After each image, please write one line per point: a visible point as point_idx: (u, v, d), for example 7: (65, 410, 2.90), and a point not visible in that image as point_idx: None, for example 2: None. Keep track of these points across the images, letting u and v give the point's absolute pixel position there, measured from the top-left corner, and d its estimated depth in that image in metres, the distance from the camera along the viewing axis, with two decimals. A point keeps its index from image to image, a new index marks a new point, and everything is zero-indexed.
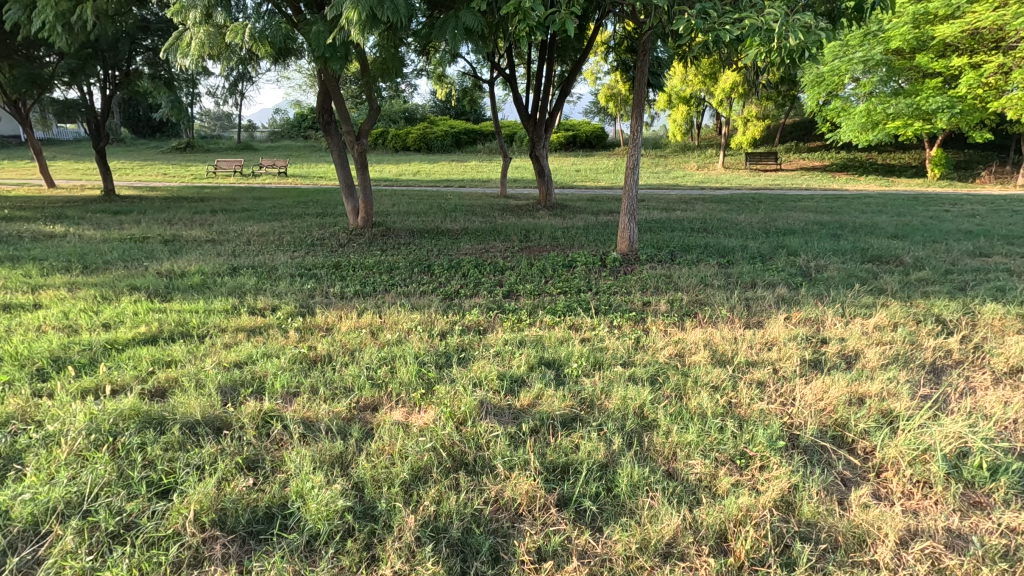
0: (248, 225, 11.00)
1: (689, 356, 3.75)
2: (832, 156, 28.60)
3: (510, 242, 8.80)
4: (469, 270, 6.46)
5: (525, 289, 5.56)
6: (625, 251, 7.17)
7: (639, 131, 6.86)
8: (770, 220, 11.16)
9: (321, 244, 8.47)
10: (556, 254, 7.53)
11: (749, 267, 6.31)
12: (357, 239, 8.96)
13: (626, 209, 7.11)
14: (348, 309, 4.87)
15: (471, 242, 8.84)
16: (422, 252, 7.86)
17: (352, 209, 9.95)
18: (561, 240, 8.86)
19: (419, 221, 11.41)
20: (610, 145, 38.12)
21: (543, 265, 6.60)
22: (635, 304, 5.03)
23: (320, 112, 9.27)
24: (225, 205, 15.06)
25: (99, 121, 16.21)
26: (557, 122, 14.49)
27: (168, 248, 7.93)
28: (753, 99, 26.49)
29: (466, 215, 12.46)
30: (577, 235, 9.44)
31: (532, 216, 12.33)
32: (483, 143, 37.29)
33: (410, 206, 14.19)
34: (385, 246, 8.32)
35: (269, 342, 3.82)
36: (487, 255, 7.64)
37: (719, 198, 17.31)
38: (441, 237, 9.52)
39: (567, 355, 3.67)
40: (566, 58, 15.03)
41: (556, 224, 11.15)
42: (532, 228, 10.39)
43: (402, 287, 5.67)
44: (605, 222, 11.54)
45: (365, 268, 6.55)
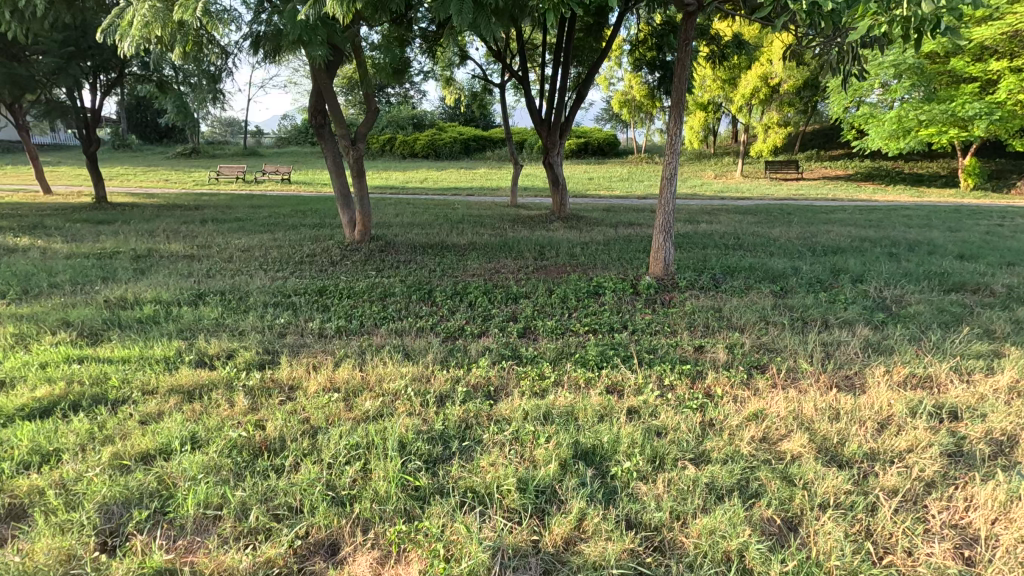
0: (236, 238, 10.07)
1: (780, 442, 2.71)
2: (857, 165, 27.40)
3: (524, 261, 7.81)
4: (476, 298, 5.48)
5: (545, 327, 4.55)
6: (659, 274, 6.15)
7: (678, 135, 5.83)
8: (810, 236, 10.10)
9: (310, 262, 7.50)
10: (578, 277, 6.53)
11: (810, 298, 5.29)
12: (353, 256, 7.99)
13: (661, 226, 6.11)
14: (326, 356, 3.88)
15: (479, 260, 7.87)
16: (424, 273, 6.87)
17: (349, 221, 8.96)
18: (581, 258, 7.86)
19: (423, 234, 10.43)
20: (623, 153, 37.14)
21: (565, 292, 5.60)
22: (686, 352, 4.00)
23: (314, 114, 8.27)
24: (219, 214, 14.21)
25: (90, 125, 15.33)
26: (572, 126, 13.44)
27: (135, 267, 6.98)
28: (775, 105, 25.40)
29: (474, 227, 11.49)
30: (599, 252, 8.44)
31: (546, 229, 11.34)
32: (492, 151, 36.39)
33: (414, 217, 13.23)
34: (382, 265, 7.35)
35: (204, 416, 2.82)
36: (498, 277, 6.66)
37: (744, 209, 16.23)
38: (445, 253, 8.51)
39: (611, 442, 2.64)
40: (582, 60, 14.07)
41: (574, 238, 10.16)
42: (547, 244, 9.38)
43: (396, 322, 4.69)
44: (626, 236, 10.54)
45: (355, 295, 5.58)
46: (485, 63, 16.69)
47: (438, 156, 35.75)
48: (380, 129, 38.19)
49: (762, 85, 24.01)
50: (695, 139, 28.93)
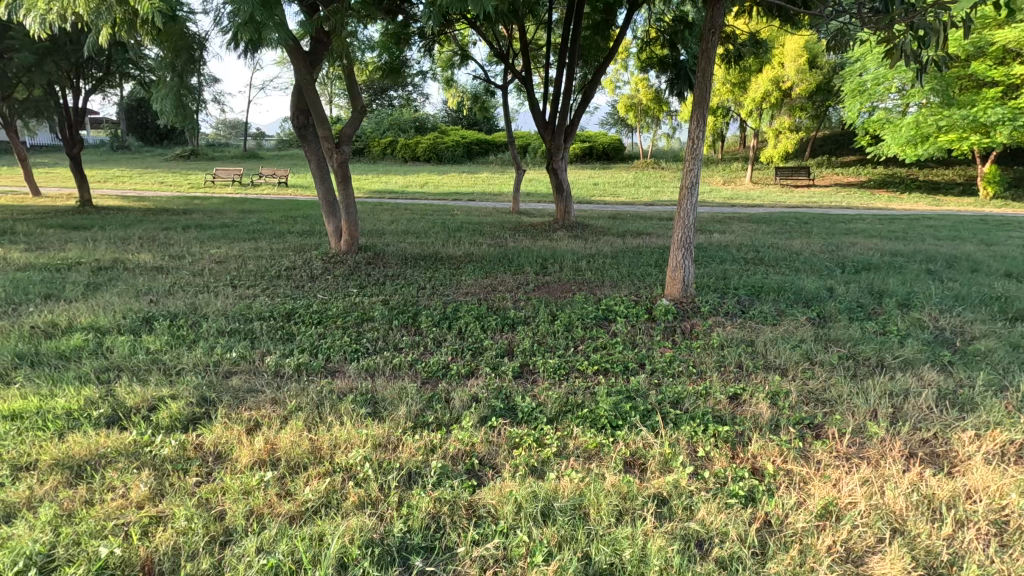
0: (215, 246, 9.37)
1: (867, 562, 1.97)
2: (870, 172, 26.62)
3: (524, 276, 7.10)
4: (466, 323, 4.75)
5: (546, 365, 3.82)
6: (677, 296, 5.42)
7: (702, 138, 5.07)
8: (834, 249, 9.34)
9: (287, 277, 6.79)
10: (584, 297, 5.80)
11: (855, 328, 4.53)
12: (336, 268, 7.31)
13: (679, 241, 5.37)
14: (275, 407, 3.15)
15: (475, 274, 7.15)
16: (412, 290, 6.16)
17: (334, 230, 8.22)
18: (587, 274, 7.13)
19: (417, 244, 9.72)
20: (628, 158, 36.42)
21: (570, 318, 4.87)
22: (719, 404, 3.26)
23: (297, 113, 7.56)
24: (205, 219, 13.53)
25: (73, 123, 14.64)
26: (577, 129, 12.71)
27: (90, 282, 6.27)
28: (786, 109, 24.64)
29: (472, 236, 10.78)
30: (606, 266, 7.73)
31: (549, 239, 10.62)
32: (495, 154, 35.73)
33: (409, 224, 12.52)
34: (368, 281, 6.64)
35: (81, 513, 2.09)
36: (494, 297, 5.93)
37: (757, 217, 15.49)
38: (439, 266, 7.80)
39: (633, 563, 1.90)
40: (588, 61, 13.40)
41: (578, 249, 9.42)
42: (550, 256, 8.63)
43: (369, 357, 3.97)
44: (635, 247, 9.79)
45: (328, 319, 4.85)
46: (488, 63, 16.00)
47: (440, 159, 35.09)
48: (381, 131, 37.51)
49: (774, 88, 23.28)
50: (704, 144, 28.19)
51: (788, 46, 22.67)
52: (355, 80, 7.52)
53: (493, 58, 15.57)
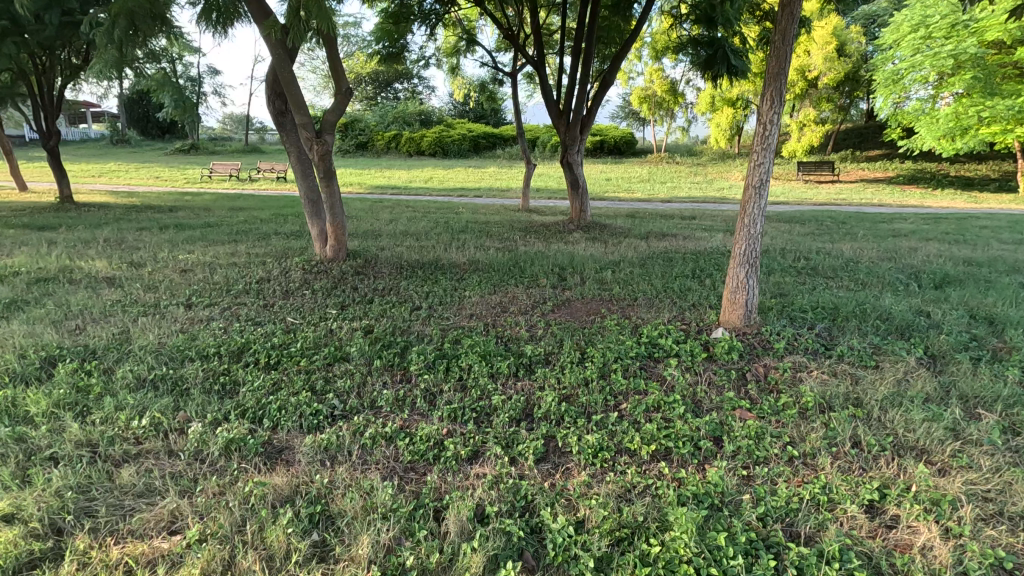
0: (188, 250, 8.30)
1: None
2: (897, 167, 25.25)
3: (539, 290, 5.97)
4: (470, 364, 3.64)
5: (581, 441, 2.70)
6: (736, 324, 4.28)
7: (778, 122, 3.90)
8: (893, 255, 8.16)
9: (258, 292, 5.72)
10: (615, 322, 4.67)
11: (986, 377, 3.40)
12: (317, 280, 6.21)
13: (741, 255, 4.22)
14: (171, 532, 2.05)
15: (481, 288, 6.03)
16: (404, 310, 5.07)
17: (319, 233, 7.09)
18: (614, 288, 6.00)
19: (415, 248, 8.60)
20: (641, 152, 35.10)
21: (602, 358, 3.74)
22: (852, 525, 2.14)
23: (274, 97, 6.51)
24: (189, 218, 12.46)
25: (48, 113, 13.58)
26: (595, 118, 11.50)
27: (16, 300, 5.20)
28: (811, 100, 23.32)
29: (478, 239, 9.65)
30: (633, 277, 6.59)
31: (563, 242, 9.50)
32: (502, 149, 34.53)
33: (408, 224, 11.40)
34: (352, 297, 5.56)
35: None
36: (505, 321, 4.82)
37: (788, 215, 14.28)
38: (439, 276, 6.69)
39: None
40: (607, 46, 12.21)
41: (599, 255, 8.28)
42: (567, 263, 7.50)
43: (335, 426, 2.86)
44: (663, 252, 8.65)
45: (291, 357, 3.74)
46: (496, 50, 14.84)
47: (446, 154, 33.96)
48: (385, 125, 36.30)
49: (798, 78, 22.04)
50: (722, 138, 26.71)
51: (815, 33, 21.37)
52: (339, 57, 6.36)
53: (502, 45, 14.41)
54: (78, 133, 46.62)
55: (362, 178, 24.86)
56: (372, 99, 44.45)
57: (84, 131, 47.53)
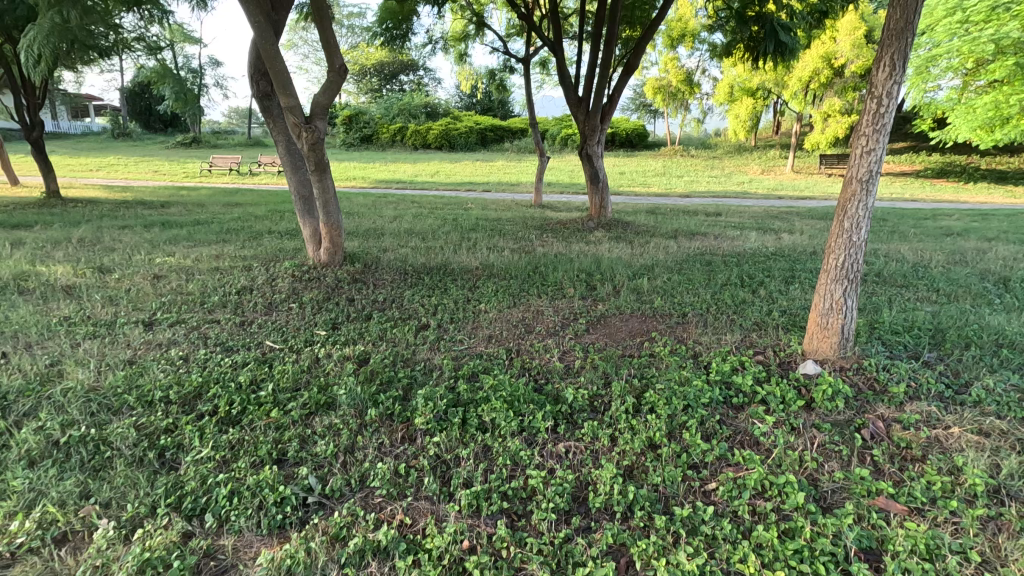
0: (168, 252, 7.46)
1: None
2: (925, 160, 24.13)
3: (566, 304, 5.09)
4: (493, 415, 2.77)
5: (668, 563, 1.84)
6: (828, 356, 3.37)
7: (898, 95, 2.96)
8: (960, 257, 7.24)
9: (237, 305, 4.87)
10: (668, 348, 3.79)
11: None
12: (306, 289, 5.34)
13: (837, 269, 3.29)
14: None
15: (498, 301, 5.15)
16: (407, 331, 4.20)
17: (312, 233, 6.20)
18: (655, 300, 5.12)
19: (421, 250, 7.73)
20: (653, 145, 34.06)
21: (667, 406, 2.86)
22: None
23: (256, 76, 5.58)
24: (179, 215, 11.65)
25: (30, 103, 12.74)
26: (617, 105, 10.54)
27: None
28: (836, 89, 22.24)
29: (490, 238, 8.77)
30: (674, 286, 5.70)
31: (584, 242, 8.61)
32: (510, 142, 33.60)
33: (414, 222, 10.52)
34: (347, 312, 4.70)
35: None
36: (532, 345, 3.94)
37: (821, 212, 13.32)
38: (449, 285, 5.83)
39: None
40: (630, 28, 11.23)
41: (627, 257, 7.40)
42: (593, 267, 6.63)
43: (308, 528, 2.01)
44: (698, 255, 7.75)
45: (259, 403, 2.88)
46: (508, 34, 13.89)
47: (452, 147, 33.06)
48: (389, 117, 35.46)
49: (824, 66, 20.99)
50: (741, 130, 25.78)
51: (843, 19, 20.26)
52: (332, 28, 5.43)
53: (515, 29, 13.48)
54: (79, 126, 46.03)
55: (366, 171, 24.04)
56: (377, 92, 43.59)
57: (86, 125, 46.96)
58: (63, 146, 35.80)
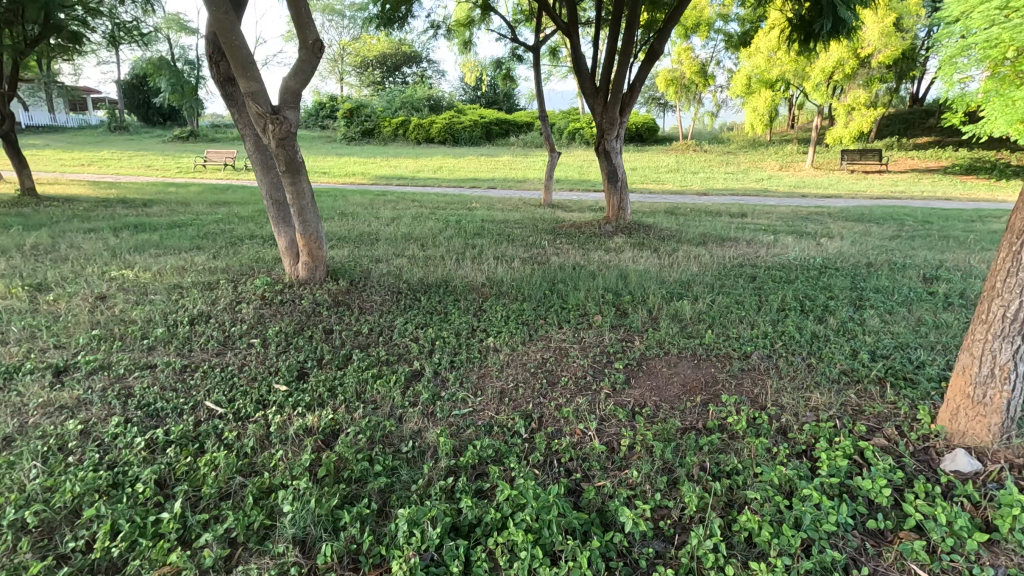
0: (128, 262, 6.49)
1: None
2: (952, 156, 23.05)
3: (595, 338, 4.12)
4: (513, 563, 1.82)
5: None
6: (984, 443, 2.38)
7: None
8: None
9: (184, 340, 3.92)
10: (744, 416, 2.82)
11: None
12: (276, 317, 4.39)
13: (1005, 321, 2.28)
14: None
15: (510, 333, 4.18)
16: (394, 384, 3.23)
17: (287, 244, 5.22)
18: (704, 335, 4.14)
19: (419, 260, 6.78)
20: (664, 140, 32.92)
21: (774, 543, 1.90)
22: None
23: (213, 54, 4.54)
24: (159, 216, 10.72)
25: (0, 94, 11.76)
26: (637, 94, 9.48)
27: None
28: (861, 81, 21.13)
29: (497, 246, 7.79)
30: (721, 313, 4.71)
31: (603, 251, 7.64)
32: (516, 136, 32.57)
33: (412, 225, 9.55)
34: (322, 352, 3.75)
35: None
36: (558, 408, 2.98)
37: (855, 213, 12.34)
38: (450, 309, 4.86)
39: None
40: (650, 12, 10.15)
41: (656, 270, 6.41)
42: (620, 284, 5.68)
43: None
44: (736, 267, 6.80)
45: (161, 533, 1.94)
46: (516, 20, 12.85)
47: (456, 141, 32.02)
48: (392, 111, 34.45)
49: (850, 56, 19.91)
50: (759, 124, 24.65)
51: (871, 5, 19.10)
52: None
53: (524, 14, 12.45)
54: (76, 120, 45.07)
55: (367, 167, 23.11)
56: (379, 85, 42.50)
57: (82, 118, 46.01)
58: (57, 140, 34.91)
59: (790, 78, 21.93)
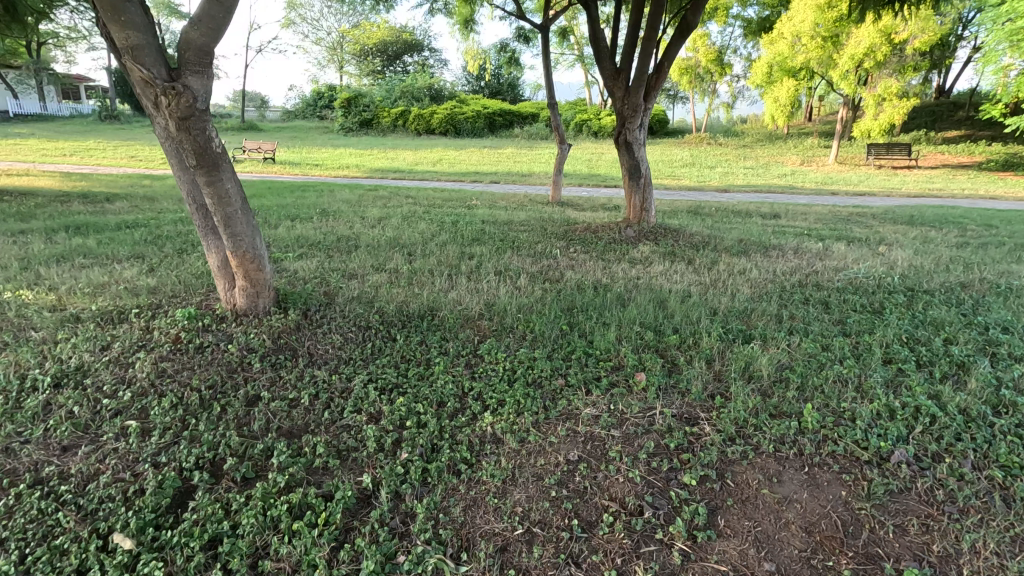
0: (37, 278, 5.18)
1: None
2: (986, 150, 21.59)
3: (643, 416, 2.82)
4: None
5: None
6: None
7: None
8: None
9: (26, 419, 2.64)
10: None
11: None
12: (182, 376, 3.07)
13: None
14: None
15: (518, 405, 2.88)
16: (324, 534, 1.95)
17: (221, 265, 3.89)
18: (801, 412, 2.84)
19: (401, 276, 5.47)
20: (675, 132, 31.46)
21: None
22: None
23: None
24: (115, 214, 9.42)
25: None
26: (666, 73, 8.05)
27: None
28: (891, 69, 19.68)
29: (498, 256, 6.46)
30: (807, 365, 3.42)
31: (629, 263, 6.32)
32: (521, 127, 31.13)
33: (402, 227, 8.23)
34: (228, 447, 2.44)
35: None
36: None
37: (903, 214, 10.97)
38: (431, 357, 3.56)
39: None
40: None
41: (699, 294, 5.09)
42: (659, 314, 4.36)
43: None
44: (795, 287, 5.48)
45: None
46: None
47: (458, 133, 30.61)
48: (391, 100, 33.04)
49: (882, 42, 18.50)
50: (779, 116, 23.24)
51: None
52: None
53: None
54: (67, 108, 43.77)
55: (363, 159, 21.76)
56: (380, 74, 40.95)
57: (74, 106, 44.71)
58: (45, 129, 33.65)
59: (815, 66, 20.50)
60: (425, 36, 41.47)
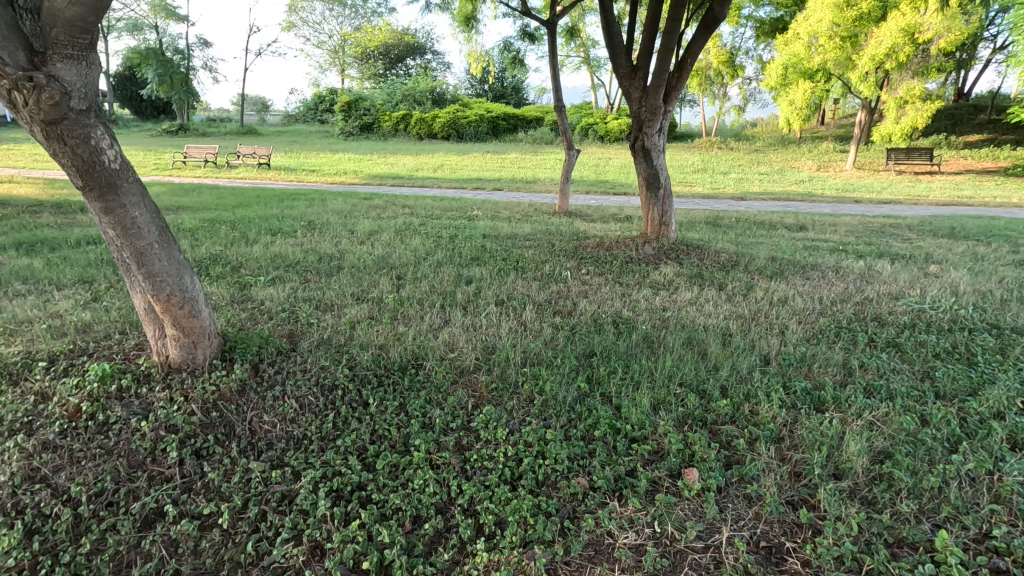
0: None
1: None
2: (1011, 155, 20.70)
3: (703, 551, 2.01)
4: None
5: None
6: None
7: None
8: None
9: None
10: None
11: None
12: (62, 477, 2.25)
13: None
14: None
15: (522, 530, 2.09)
16: None
17: (145, 308, 3.04)
18: (930, 543, 2.02)
19: (385, 308, 4.64)
20: (684, 137, 30.62)
21: None
22: None
23: None
24: (82, 226, 8.59)
25: None
26: (688, 71, 7.19)
27: None
28: (914, 71, 18.77)
29: (501, 280, 5.63)
30: (912, 449, 2.58)
31: (651, 289, 5.47)
32: (525, 131, 30.33)
33: (394, 243, 7.39)
34: None
35: None
36: None
37: (942, 226, 10.11)
38: (411, 435, 2.75)
39: None
40: None
41: (741, 333, 4.26)
42: (698, 365, 3.52)
43: None
44: (852, 321, 4.64)
45: None
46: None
47: (461, 137, 29.82)
48: (393, 104, 32.32)
49: (904, 41, 17.60)
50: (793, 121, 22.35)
51: None
52: None
53: None
54: None
55: (361, 164, 20.98)
56: (382, 77, 40.23)
57: None
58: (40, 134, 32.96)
59: (832, 67, 19.61)
60: (428, 38, 40.78)
